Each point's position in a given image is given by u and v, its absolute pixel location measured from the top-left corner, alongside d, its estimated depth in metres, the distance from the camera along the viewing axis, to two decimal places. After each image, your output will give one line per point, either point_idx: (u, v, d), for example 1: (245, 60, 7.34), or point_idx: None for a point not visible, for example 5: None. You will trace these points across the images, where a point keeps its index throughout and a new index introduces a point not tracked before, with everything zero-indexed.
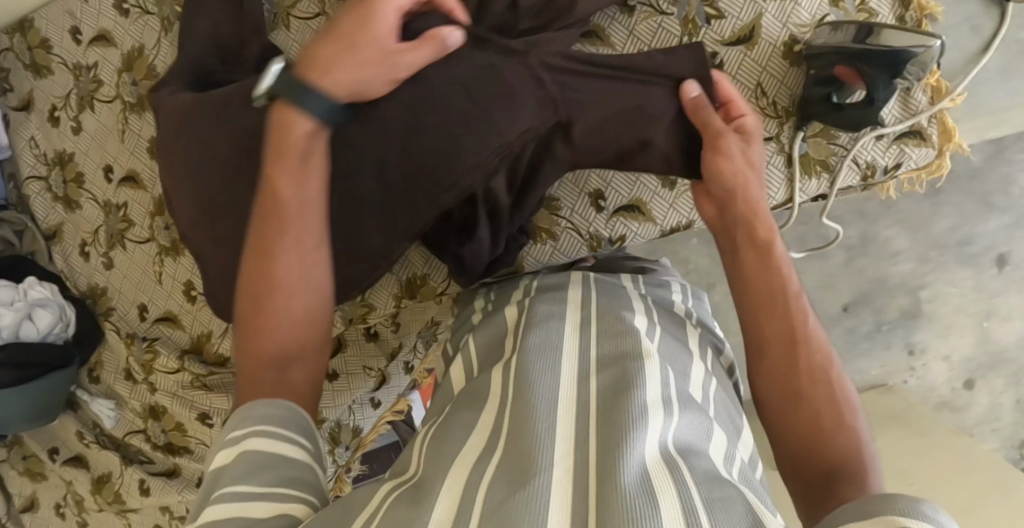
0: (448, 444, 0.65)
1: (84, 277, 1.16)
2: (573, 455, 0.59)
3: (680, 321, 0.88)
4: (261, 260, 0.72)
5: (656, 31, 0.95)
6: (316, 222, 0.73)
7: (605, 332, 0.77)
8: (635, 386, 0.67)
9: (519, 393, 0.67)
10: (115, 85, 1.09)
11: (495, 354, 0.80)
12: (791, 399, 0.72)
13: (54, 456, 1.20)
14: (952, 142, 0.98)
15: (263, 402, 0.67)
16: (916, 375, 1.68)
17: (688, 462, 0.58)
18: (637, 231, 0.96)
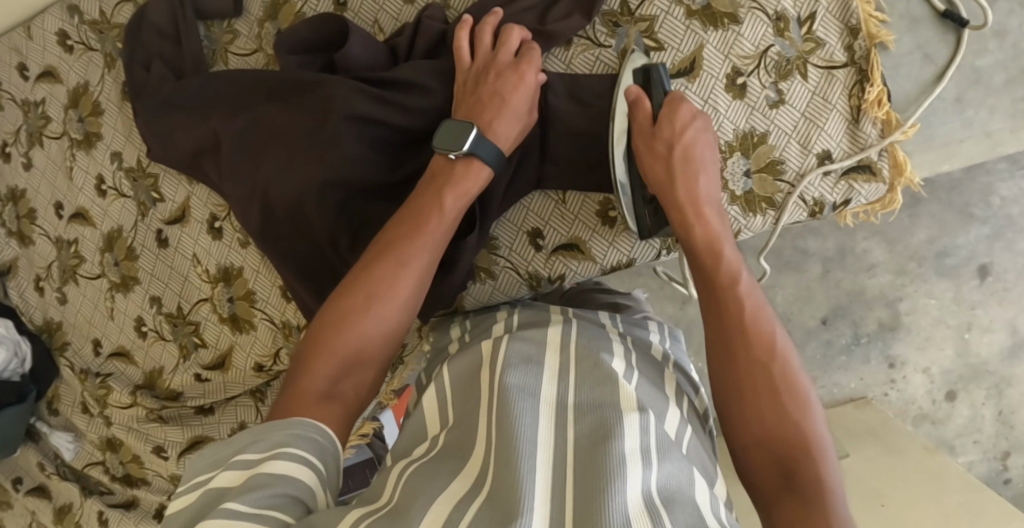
0: (429, 485, 0.64)
1: (39, 311, 1.17)
2: (548, 512, 0.59)
3: (658, 364, 0.85)
4: (363, 297, 0.77)
5: (593, 63, 0.93)
6: (419, 250, 0.80)
7: (584, 374, 0.73)
8: (613, 433, 0.65)
9: (499, 441, 0.66)
10: (62, 122, 1.11)
11: (467, 388, 0.77)
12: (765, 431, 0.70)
13: (18, 486, 1.21)
14: (904, 177, 0.91)
15: (285, 426, 0.67)
16: (894, 388, 1.47)
17: (670, 514, 0.59)
18: (577, 270, 0.95)
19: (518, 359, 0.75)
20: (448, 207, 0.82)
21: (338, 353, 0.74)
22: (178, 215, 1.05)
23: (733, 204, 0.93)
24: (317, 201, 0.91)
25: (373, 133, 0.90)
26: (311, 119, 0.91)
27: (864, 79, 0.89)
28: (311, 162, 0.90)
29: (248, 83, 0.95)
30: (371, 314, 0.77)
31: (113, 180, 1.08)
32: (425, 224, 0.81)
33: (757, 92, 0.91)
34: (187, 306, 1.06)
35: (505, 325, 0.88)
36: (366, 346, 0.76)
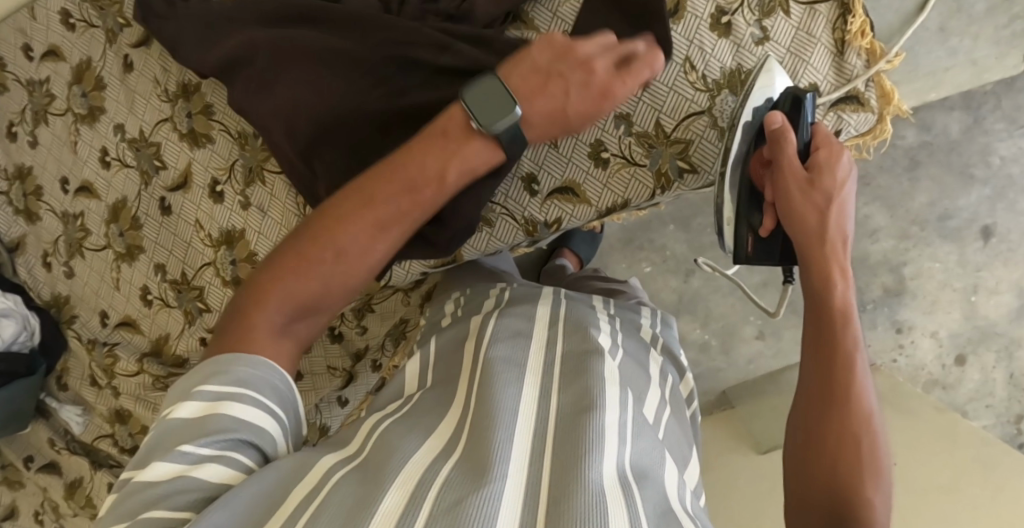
0: (406, 439, 0.65)
1: (47, 286, 1.19)
2: (526, 470, 0.60)
3: (644, 343, 0.90)
4: (329, 230, 0.74)
5: (579, 11, 0.94)
6: (401, 189, 0.76)
7: (573, 345, 0.77)
8: (596, 408, 0.66)
9: (479, 404, 0.68)
10: (66, 98, 1.14)
11: (455, 367, 0.78)
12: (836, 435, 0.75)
13: (30, 464, 1.22)
14: (892, 105, 0.91)
15: (239, 362, 0.66)
16: (903, 353, 1.45)
17: (642, 492, 0.59)
18: (572, 214, 0.98)
19: (505, 335, 0.78)
20: (441, 162, 0.76)
21: (300, 280, 0.72)
22: (180, 182, 1.07)
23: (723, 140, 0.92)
24: (323, 161, 0.92)
25: (371, 87, 0.89)
26: (311, 72, 0.91)
27: (846, 12, 0.89)
28: (301, 117, 0.91)
29: (249, 37, 0.94)
30: (348, 250, 0.74)
31: (117, 151, 1.10)
32: (404, 160, 0.76)
33: (742, 30, 0.92)
34: (190, 271, 1.08)
35: (496, 300, 0.90)
36: (339, 282, 0.74)
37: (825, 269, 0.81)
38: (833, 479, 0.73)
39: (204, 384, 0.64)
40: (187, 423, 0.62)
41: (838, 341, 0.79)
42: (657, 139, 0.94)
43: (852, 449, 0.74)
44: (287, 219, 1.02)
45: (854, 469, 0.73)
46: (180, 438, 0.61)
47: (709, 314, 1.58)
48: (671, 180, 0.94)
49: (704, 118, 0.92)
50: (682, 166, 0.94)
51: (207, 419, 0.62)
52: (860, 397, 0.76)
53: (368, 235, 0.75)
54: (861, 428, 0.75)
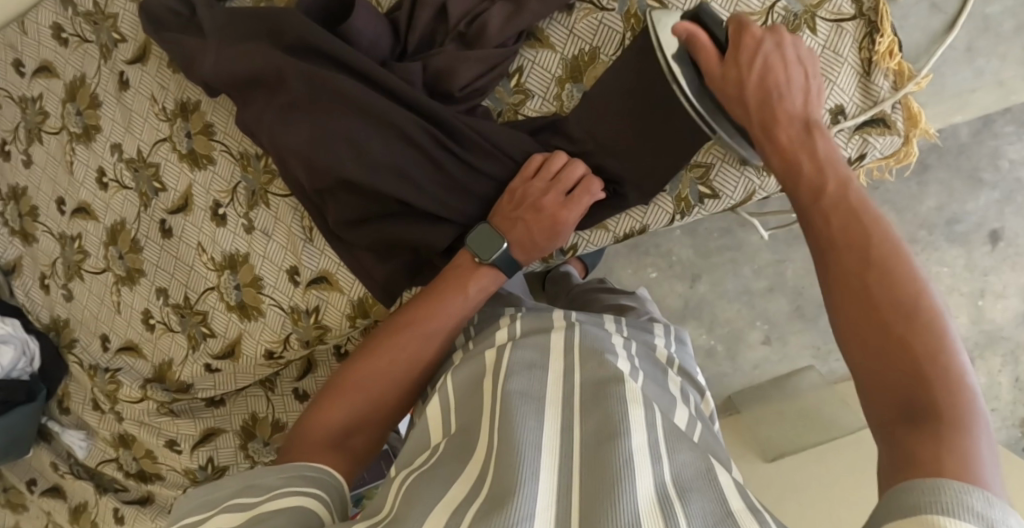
0: (428, 488, 0.64)
1: (45, 309, 1.15)
2: (554, 507, 0.59)
3: (661, 364, 0.88)
4: (374, 355, 0.83)
5: (597, 28, 0.91)
6: (438, 326, 0.85)
7: (590, 372, 0.75)
8: (622, 433, 0.64)
9: (502, 438, 0.66)
10: (60, 116, 1.10)
11: (474, 405, 0.75)
12: (871, 311, 0.63)
13: (32, 488, 1.19)
14: (919, 128, 0.89)
15: (281, 471, 0.70)
16: None
17: (686, 510, 0.57)
18: (588, 238, 0.96)
19: (520, 368, 0.76)
20: (471, 294, 0.87)
21: (358, 399, 0.80)
22: (181, 204, 1.04)
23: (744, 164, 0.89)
24: (340, 201, 0.92)
25: (398, 135, 0.89)
26: (331, 108, 0.90)
27: (873, 30, 0.87)
28: (322, 150, 0.89)
29: (266, 63, 0.90)
30: (392, 371, 0.82)
31: (114, 172, 1.07)
32: (449, 298, 0.86)
33: None
34: (193, 295, 1.05)
35: (509, 331, 0.86)
36: (383, 396, 0.81)
37: (816, 187, 0.73)
38: (894, 372, 0.60)
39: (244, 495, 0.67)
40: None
41: (849, 243, 0.67)
42: None
43: (910, 353, 0.60)
44: (295, 243, 0.99)
45: (929, 382, 0.58)
46: None
47: (714, 319, 1.56)
48: (691, 205, 0.92)
49: None
50: (702, 192, 0.91)
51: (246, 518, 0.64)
52: (897, 277, 0.63)
53: (407, 354, 0.83)
54: (921, 318, 0.61)
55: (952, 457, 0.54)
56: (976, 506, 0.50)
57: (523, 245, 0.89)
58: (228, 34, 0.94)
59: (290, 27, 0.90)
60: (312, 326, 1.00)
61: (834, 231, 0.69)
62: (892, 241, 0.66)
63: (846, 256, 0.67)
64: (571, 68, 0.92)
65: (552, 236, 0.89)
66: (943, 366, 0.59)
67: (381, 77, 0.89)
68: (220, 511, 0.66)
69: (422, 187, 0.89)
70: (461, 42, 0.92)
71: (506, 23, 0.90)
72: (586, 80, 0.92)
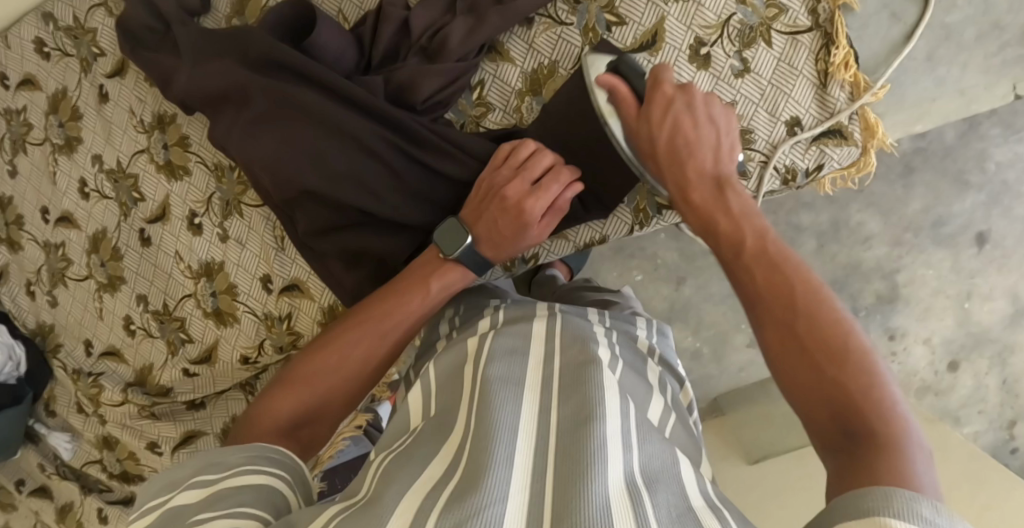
0: (406, 471, 0.65)
1: (32, 315, 1.18)
2: (529, 488, 0.60)
3: (641, 354, 0.89)
4: (334, 347, 0.83)
5: (556, 42, 0.93)
6: (400, 322, 0.85)
7: (570, 357, 0.76)
8: (597, 416, 0.66)
9: (479, 422, 0.67)
10: (43, 128, 1.12)
11: (456, 386, 0.76)
12: (791, 337, 0.64)
13: (21, 487, 1.23)
14: (876, 138, 0.90)
15: (245, 450, 0.70)
16: (896, 360, 1.44)
17: (653, 497, 0.59)
18: (550, 248, 0.98)
19: (502, 353, 0.77)
20: (433, 292, 0.86)
21: (310, 389, 0.80)
22: (158, 214, 1.07)
23: None
24: (308, 212, 0.95)
25: (358, 148, 0.91)
26: (297, 123, 0.92)
27: (829, 42, 0.88)
28: (286, 166, 0.92)
29: (231, 80, 0.93)
30: (350, 365, 0.82)
31: (95, 183, 1.10)
32: (413, 294, 0.86)
33: (721, 62, 0.91)
34: (172, 302, 1.08)
35: (490, 321, 0.86)
36: (338, 389, 0.81)
37: (735, 242, 0.71)
38: (823, 394, 0.61)
39: (208, 472, 0.67)
40: (192, 502, 0.64)
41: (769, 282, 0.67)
42: None
43: (842, 386, 0.60)
44: (267, 252, 1.02)
45: (860, 408, 0.59)
46: (191, 515, 0.63)
47: (701, 321, 1.56)
48: (649, 216, 0.94)
49: None
50: (660, 202, 0.93)
51: (212, 495, 0.64)
52: (819, 309, 0.64)
53: (365, 349, 0.83)
54: (847, 355, 0.61)
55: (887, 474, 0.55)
56: (926, 514, 0.50)
57: (492, 243, 0.88)
58: (200, 51, 0.96)
59: (255, 45, 0.93)
60: (285, 332, 1.03)
61: (754, 269, 0.69)
62: (811, 286, 0.65)
63: (763, 296, 0.67)
64: (531, 81, 0.94)
65: (519, 230, 0.87)
66: (873, 401, 0.59)
67: (345, 97, 0.91)
68: (184, 487, 0.66)
69: (382, 199, 0.92)
70: (424, 56, 0.94)
71: (466, 36, 0.92)
72: (545, 92, 0.94)
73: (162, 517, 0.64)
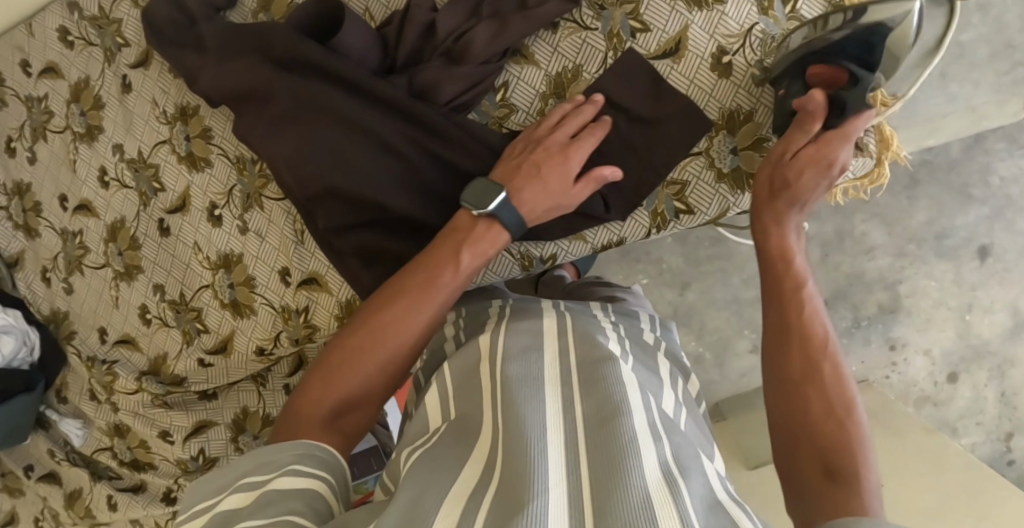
0: (440, 474, 0.66)
1: (46, 302, 1.19)
2: (567, 482, 0.62)
3: (651, 348, 0.90)
4: (369, 329, 0.80)
5: (580, 47, 0.95)
6: (436, 302, 0.82)
7: (583, 352, 0.77)
8: (622, 409, 0.67)
9: (506, 426, 0.68)
10: (64, 116, 1.13)
11: (476, 386, 0.77)
12: (786, 357, 0.73)
13: (29, 473, 1.22)
14: (891, 151, 0.94)
15: (289, 448, 0.70)
16: (896, 370, 1.44)
17: (688, 484, 0.60)
18: (567, 249, 0.98)
19: (518, 353, 0.77)
20: (464, 264, 0.83)
21: (347, 378, 0.78)
22: (178, 205, 1.08)
23: (720, 180, 0.95)
24: (327, 209, 0.95)
25: (381, 148, 0.93)
26: (323, 121, 0.93)
27: None
28: (312, 166, 0.94)
29: (257, 78, 0.94)
30: (383, 346, 0.79)
31: (115, 171, 1.10)
32: (443, 274, 0.83)
33: (742, 71, 0.93)
34: (188, 292, 1.09)
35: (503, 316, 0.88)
36: (379, 373, 0.79)
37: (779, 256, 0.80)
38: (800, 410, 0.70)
39: (251, 475, 0.68)
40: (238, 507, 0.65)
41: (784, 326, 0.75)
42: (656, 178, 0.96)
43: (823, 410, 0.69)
44: (286, 245, 1.03)
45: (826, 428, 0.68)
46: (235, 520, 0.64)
47: (705, 327, 1.57)
48: (666, 220, 0.96)
49: (701, 159, 0.95)
50: (678, 207, 0.96)
51: (259, 499, 0.65)
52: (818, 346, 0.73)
53: (399, 333, 0.80)
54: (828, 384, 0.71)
55: (854, 501, 0.63)
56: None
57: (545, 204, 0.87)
58: (227, 49, 0.97)
59: (279, 42, 0.93)
60: (301, 326, 1.04)
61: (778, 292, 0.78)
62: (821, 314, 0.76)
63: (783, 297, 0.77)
64: (554, 84, 0.96)
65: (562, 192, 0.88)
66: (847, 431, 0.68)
67: (373, 93, 0.93)
68: (230, 491, 0.67)
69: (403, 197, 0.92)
70: (448, 58, 0.95)
71: (491, 41, 0.92)
72: (569, 95, 0.95)
73: (212, 518, 0.66)
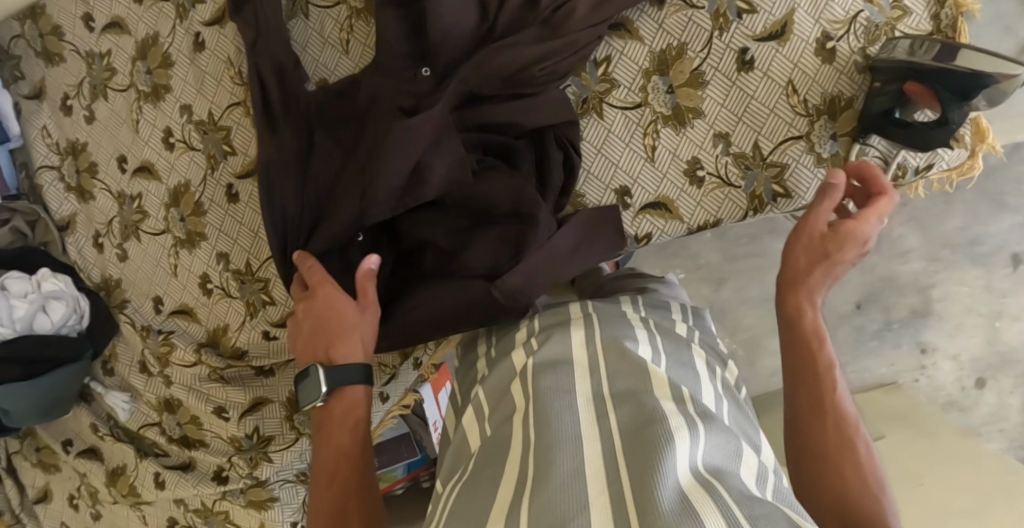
0: (480, 501, 0.64)
1: (97, 269, 1.14)
2: (607, 488, 0.59)
3: (683, 340, 0.82)
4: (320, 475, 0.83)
5: (686, 25, 0.93)
6: (346, 427, 0.84)
7: (614, 365, 0.74)
8: (657, 416, 0.64)
9: (540, 435, 0.66)
10: (128, 74, 1.07)
11: (510, 404, 0.75)
12: (810, 428, 0.76)
13: (67, 448, 1.18)
14: (986, 143, 0.93)
15: None
16: (925, 374, 1.45)
17: (724, 483, 0.57)
18: (663, 228, 0.97)
19: (546, 367, 0.76)
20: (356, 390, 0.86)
21: (328, 513, 0.80)
22: (250, 170, 1.03)
23: (819, 164, 0.95)
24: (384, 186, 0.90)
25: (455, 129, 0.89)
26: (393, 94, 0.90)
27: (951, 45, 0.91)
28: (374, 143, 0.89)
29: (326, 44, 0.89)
30: (332, 477, 0.82)
31: (182, 133, 1.05)
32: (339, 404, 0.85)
33: (845, 58, 0.93)
34: (256, 262, 1.04)
35: (528, 329, 0.84)
36: (340, 490, 0.81)
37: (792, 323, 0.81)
38: (824, 478, 0.73)
39: None
40: None
41: (800, 359, 0.79)
42: (754, 160, 0.95)
43: (843, 475, 0.73)
44: None
45: (845, 493, 0.71)
46: None
47: (738, 325, 1.56)
48: (764, 203, 0.96)
49: (801, 143, 0.95)
50: (776, 190, 0.96)
51: None
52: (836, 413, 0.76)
53: (339, 463, 0.83)
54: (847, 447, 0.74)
55: None
56: None
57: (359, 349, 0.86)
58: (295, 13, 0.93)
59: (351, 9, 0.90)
60: None
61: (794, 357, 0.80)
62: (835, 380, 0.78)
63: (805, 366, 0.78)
64: (658, 61, 0.94)
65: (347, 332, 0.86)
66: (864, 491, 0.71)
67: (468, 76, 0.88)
68: None
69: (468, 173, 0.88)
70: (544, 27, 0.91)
71: (592, 11, 0.90)
72: (672, 74, 0.95)
73: None
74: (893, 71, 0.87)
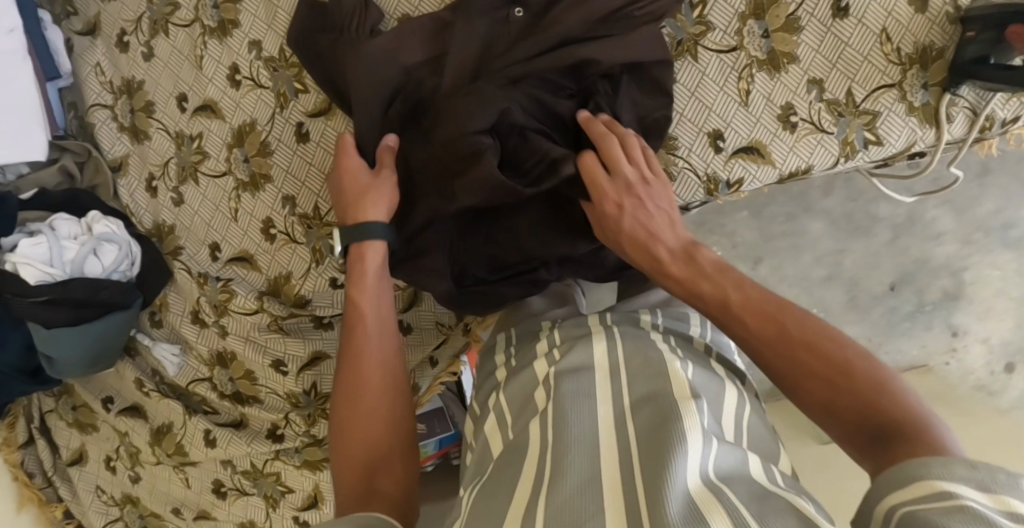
0: (497, 500, 0.60)
1: (149, 213, 1.10)
2: (618, 493, 0.55)
3: (701, 356, 0.75)
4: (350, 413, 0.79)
5: None
6: (372, 359, 0.81)
7: (636, 367, 0.68)
8: (676, 419, 0.59)
9: (558, 442, 0.61)
10: (193, 8, 1.02)
11: (531, 406, 0.69)
12: (805, 378, 0.67)
13: (109, 406, 1.14)
14: None
15: None
16: (955, 357, 1.26)
17: (733, 489, 0.53)
18: (756, 174, 0.95)
19: (568, 370, 0.69)
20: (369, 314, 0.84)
21: (367, 448, 0.77)
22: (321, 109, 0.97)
23: (910, 113, 0.92)
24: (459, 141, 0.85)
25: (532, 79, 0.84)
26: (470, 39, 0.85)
27: None
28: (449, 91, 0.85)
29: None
30: (366, 414, 0.78)
31: (249, 70, 1.00)
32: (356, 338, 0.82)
33: (938, 8, 0.90)
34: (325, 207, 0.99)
35: (548, 341, 0.78)
36: (385, 420, 0.79)
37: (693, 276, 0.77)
38: (840, 407, 0.65)
39: None
40: None
41: (767, 315, 0.71)
42: (847, 107, 0.93)
43: (861, 397, 0.64)
44: None
45: (876, 415, 0.62)
46: None
47: None
48: (856, 150, 0.93)
49: (893, 92, 0.92)
50: (868, 137, 0.93)
51: None
52: (827, 346, 0.67)
53: (372, 399, 0.79)
54: (854, 372, 0.65)
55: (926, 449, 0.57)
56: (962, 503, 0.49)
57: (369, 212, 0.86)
58: None
59: None
60: None
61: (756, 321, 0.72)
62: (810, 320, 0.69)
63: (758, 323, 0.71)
64: (754, 4, 0.93)
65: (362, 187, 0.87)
66: (890, 400, 0.63)
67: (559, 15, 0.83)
68: None
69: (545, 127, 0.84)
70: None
71: None
72: (768, 19, 0.93)
73: None
74: (987, 18, 0.85)
